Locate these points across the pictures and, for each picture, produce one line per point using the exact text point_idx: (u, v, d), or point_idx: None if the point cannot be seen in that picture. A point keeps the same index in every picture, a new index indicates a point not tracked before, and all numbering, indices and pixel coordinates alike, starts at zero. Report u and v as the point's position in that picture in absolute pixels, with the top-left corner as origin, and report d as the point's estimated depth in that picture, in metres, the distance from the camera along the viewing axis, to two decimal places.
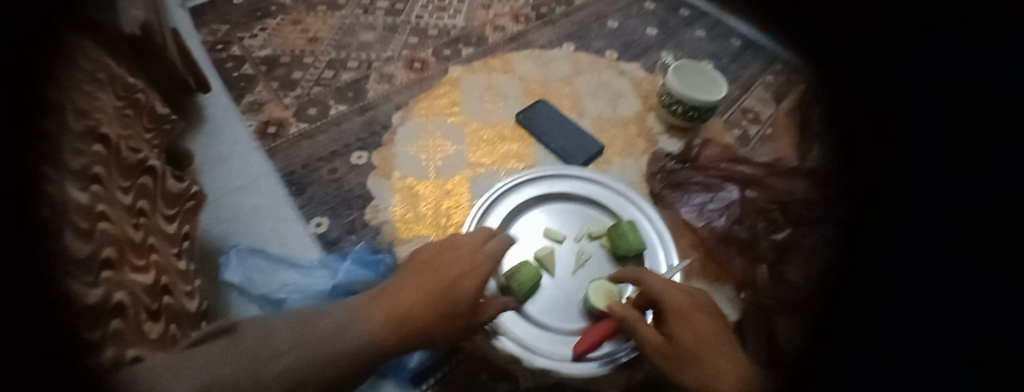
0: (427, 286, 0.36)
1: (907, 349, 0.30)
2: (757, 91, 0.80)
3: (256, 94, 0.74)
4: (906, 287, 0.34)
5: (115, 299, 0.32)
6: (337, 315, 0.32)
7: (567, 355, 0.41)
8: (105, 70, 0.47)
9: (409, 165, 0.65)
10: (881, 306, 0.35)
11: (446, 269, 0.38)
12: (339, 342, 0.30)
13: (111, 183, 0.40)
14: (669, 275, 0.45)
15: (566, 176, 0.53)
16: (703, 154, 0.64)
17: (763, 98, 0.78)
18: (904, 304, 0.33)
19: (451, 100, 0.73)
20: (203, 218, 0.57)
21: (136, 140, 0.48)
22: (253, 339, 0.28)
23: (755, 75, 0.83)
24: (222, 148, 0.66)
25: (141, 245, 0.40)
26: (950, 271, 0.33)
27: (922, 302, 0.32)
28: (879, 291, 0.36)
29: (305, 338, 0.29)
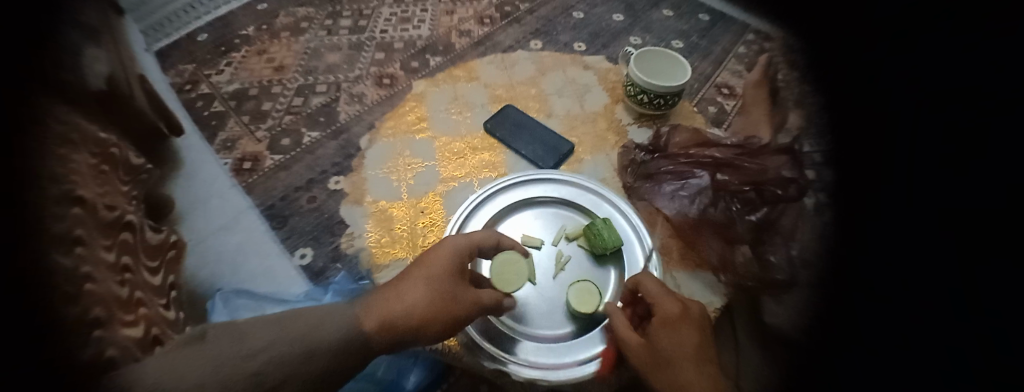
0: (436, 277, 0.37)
1: (901, 351, 0.23)
2: (730, 64, 0.81)
3: (229, 131, 0.74)
4: (899, 268, 0.26)
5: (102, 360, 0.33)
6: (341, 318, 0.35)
7: (558, 362, 0.41)
8: (78, 131, 0.49)
9: (381, 188, 0.65)
10: (879, 302, 0.26)
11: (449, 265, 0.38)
12: (326, 334, 0.33)
13: (93, 242, 0.42)
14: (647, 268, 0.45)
15: (539, 181, 0.53)
16: (673, 141, 0.63)
17: (736, 71, 0.80)
18: (907, 298, 0.24)
19: (418, 116, 0.73)
20: (189, 264, 0.56)
21: (113, 195, 0.49)
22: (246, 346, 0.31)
23: (726, 49, 0.84)
24: (200, 188, 0.64)
25: (127, 300, 0.43)
26: (932, 242, 0.24)
27: (917, 295, 0.24)
28: (870, 286, 0.28)
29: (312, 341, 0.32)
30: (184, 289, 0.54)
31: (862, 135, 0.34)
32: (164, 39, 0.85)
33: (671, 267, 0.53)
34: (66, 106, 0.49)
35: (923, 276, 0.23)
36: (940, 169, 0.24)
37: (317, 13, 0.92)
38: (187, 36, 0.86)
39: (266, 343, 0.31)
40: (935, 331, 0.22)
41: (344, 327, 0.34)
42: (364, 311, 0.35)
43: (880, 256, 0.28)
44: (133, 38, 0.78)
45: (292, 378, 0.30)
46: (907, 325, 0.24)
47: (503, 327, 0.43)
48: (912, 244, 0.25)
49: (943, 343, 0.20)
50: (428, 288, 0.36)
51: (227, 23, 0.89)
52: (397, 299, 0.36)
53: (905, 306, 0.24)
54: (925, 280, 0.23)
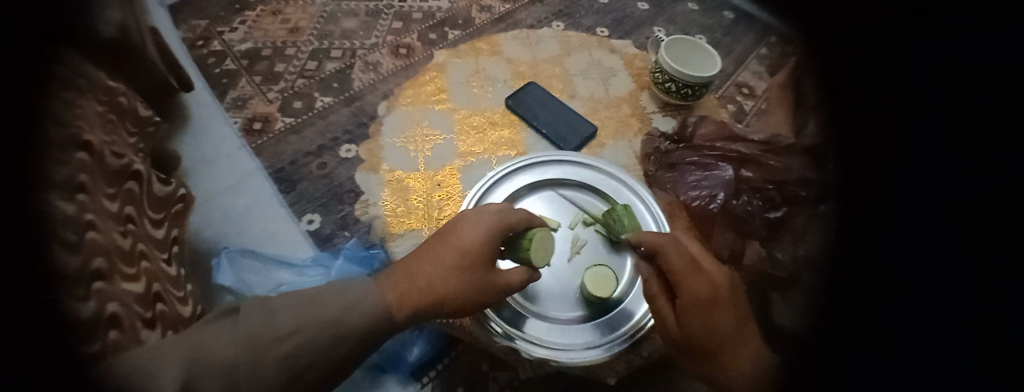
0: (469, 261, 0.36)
1: (903, 337, 0.24)
2: (751, 65, 0.80)
3: (239, 90, 0.72)
4: (895, 259, 0.27)
5: (107, 312, 0.33)
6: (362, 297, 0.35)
7: (570, 346, 0.41)
8: (84, 76, 0.46)
9: (397, 157, 0.64)
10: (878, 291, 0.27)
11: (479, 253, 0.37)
12: (348, 320, 0.33)
13: (97, 189, 0.40)
14: None
15: (560, 162, 0.52)
16: (699, 132, 0.61)
17: (758, 72, 0.78)
18: (904, 282, 0.25)
19: (437, 87, 0.71)
20: (195, 221, 0.56)
21: (120, 146, 0.47)
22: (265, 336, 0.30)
23: (749, 48, 0.82)
24: (207, 147, 0.64)
25: (130, 252, 0.40)
26: (943, 237, 0.24)
27: (918, 275, 0.25)
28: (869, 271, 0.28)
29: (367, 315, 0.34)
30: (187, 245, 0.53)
31: (872, 138, 0.36)
32: None
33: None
34: (76, 53, 0.46)
35: (922, 257, 0.25)
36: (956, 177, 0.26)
37: None
38: None
39: (296, 326, 0.31)
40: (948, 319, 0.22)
41: (369, 313, 0.34)
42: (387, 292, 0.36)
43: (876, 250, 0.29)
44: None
45: (318, 363, 0.31)
46: (916, 316, 0.24)
47: (516, 305, 0.43)
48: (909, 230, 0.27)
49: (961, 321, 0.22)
50: (461, 279, 0.35)
51: None
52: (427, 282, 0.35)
53: (906, 291, 0.25)
54: (925, 260, 0.25)
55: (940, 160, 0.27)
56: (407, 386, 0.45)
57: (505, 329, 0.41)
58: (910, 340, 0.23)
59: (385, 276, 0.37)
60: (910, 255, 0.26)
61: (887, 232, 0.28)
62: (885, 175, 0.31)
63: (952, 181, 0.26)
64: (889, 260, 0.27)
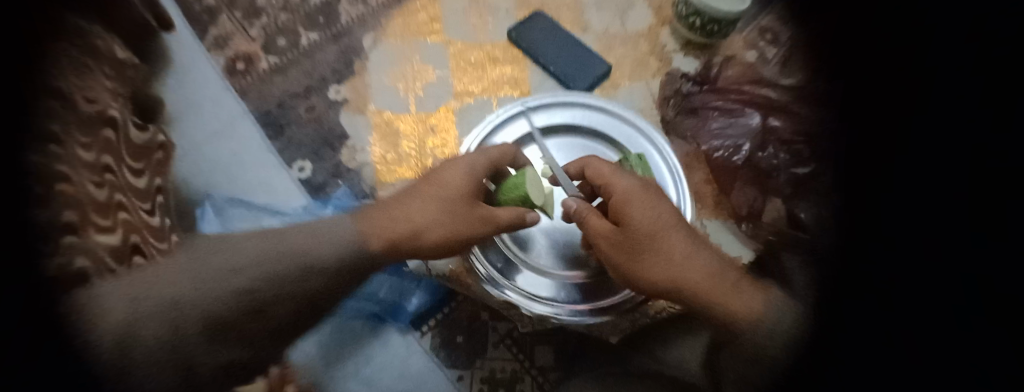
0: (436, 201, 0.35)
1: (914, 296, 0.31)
2: None
3: (220, 28, 0.64)
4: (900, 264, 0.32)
5: (74, 269, 0.29)
6: (332, 233, 0.37)
7: (569, 305, 0.40)
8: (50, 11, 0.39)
9: (387, 99, 0.60)
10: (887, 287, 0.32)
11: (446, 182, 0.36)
12: (313, 256, 0.35)
13: (68, 137, 0.35)
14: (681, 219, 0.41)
15: (566, 105, 0.46)
16: (724, 74, 0.53)
17: None
18: (910, 244, 0.32)
19: (430, 16, 0.63)
20: (180, 171, 0.49)
21: (91, 87, 0.40)
22: (208, 270, 0.32)
23: None
24: (191, 90, 0.55)
25: (108, 202, 0.35)
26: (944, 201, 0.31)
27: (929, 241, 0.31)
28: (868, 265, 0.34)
29: (337, 247, 0.36)
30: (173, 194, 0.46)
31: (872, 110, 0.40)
32: None
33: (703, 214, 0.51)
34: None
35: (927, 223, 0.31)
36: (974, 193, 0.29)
37: None
38: None
39: (250, 262, 0.33)
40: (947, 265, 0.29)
41: (338, 248, 0.36)
42: (359, 226, 0.37)
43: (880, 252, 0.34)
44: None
45: (280, 295, 0.34)
46: (920, 262, 0.31)
47: (514, 260, 0.42)
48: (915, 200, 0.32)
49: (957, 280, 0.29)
50: (437, 210, 0.35)
51: None
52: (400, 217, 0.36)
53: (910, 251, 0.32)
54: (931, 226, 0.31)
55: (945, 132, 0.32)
56: (407, 334, 0.45)
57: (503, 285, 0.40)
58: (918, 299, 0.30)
59: (356, 215, 0.39)
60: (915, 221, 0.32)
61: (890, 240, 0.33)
62: (884, 152, 0.37)
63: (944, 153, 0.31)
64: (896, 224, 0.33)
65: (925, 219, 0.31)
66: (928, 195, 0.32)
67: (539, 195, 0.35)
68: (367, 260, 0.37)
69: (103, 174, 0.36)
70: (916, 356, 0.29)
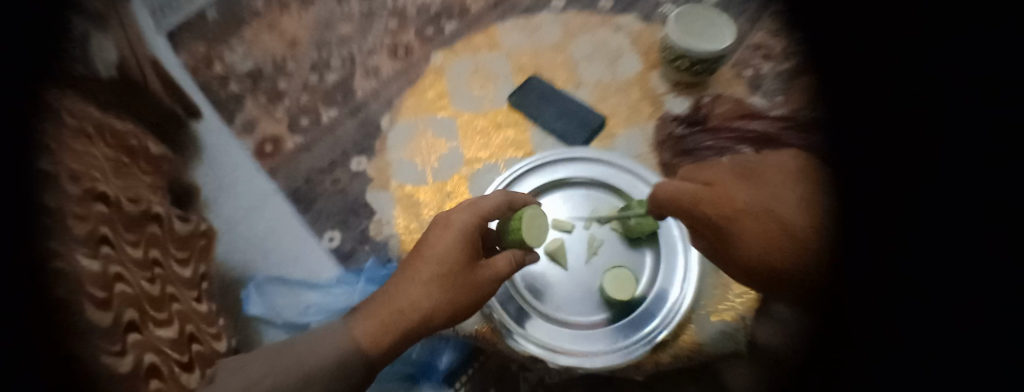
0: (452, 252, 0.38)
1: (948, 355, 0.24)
2: None
3: (247, 113, 0.72)
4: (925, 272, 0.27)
5: (146, 363, 0.30)
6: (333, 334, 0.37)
7: (596, 348, 0.42)
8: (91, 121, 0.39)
9: (406, 171, 0.66)
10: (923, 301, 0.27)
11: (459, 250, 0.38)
12: (308, 363, 0.34)
13: (168, 218, 0.45)
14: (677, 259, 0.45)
15: (569, 160, 0.50)
16: (714, 114, 0.58)
17: None
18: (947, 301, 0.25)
19: (439, 91, 0.71)
20: (220, 249, 0.51)
21: (137, 188, 0.41)
22: (287, 357, 0.35)
23: None
24: (222, 170, 0.59)
25: (191, 278, 0.45)
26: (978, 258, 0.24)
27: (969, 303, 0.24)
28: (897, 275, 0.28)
29: (336, 345, 0.35)
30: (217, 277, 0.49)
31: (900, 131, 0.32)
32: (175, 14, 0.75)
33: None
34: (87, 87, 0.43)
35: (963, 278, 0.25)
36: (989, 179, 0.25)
37: None
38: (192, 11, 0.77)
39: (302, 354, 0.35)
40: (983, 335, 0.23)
41: (336, 344, 0.36)
42: (359, 325, 0.36)
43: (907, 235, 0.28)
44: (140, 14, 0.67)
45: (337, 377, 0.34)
46: (952, 331, 0.25)
47: (534, 312, 0.44)
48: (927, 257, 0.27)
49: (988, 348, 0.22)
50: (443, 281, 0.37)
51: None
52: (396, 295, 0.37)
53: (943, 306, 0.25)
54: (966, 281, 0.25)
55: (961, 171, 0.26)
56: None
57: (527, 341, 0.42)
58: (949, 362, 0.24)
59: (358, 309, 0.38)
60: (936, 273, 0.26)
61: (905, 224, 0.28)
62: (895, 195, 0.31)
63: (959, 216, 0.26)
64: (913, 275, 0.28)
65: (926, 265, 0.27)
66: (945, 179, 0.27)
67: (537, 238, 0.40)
68: (365, 365, 0.36)
69: (186, 250, 0.45)
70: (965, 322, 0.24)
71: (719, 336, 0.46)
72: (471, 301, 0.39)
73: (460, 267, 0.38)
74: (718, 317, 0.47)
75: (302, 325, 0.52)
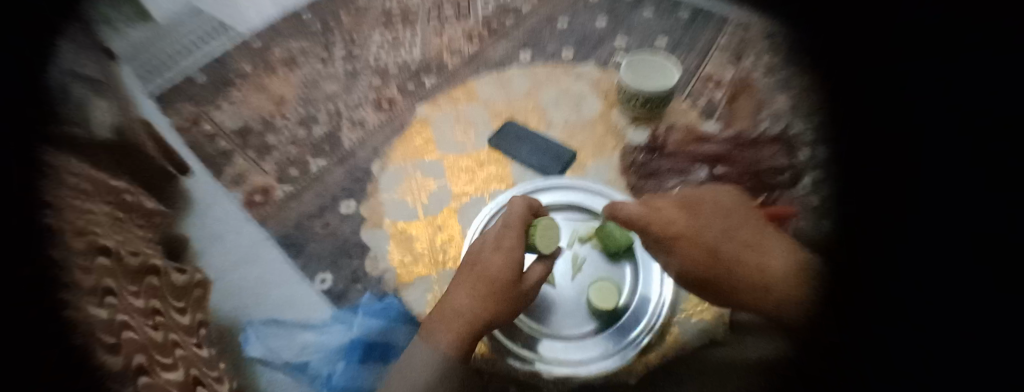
0: (486, 286, 0.41)
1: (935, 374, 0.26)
2: (715, 57, 0.83)
3: (236, 167, 0.75)
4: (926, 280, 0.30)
5: None
6: (418, 352, 0.41)
7: (590, 356, 0.47)
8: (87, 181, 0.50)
9: (398, 210, 0.69)
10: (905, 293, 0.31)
11: (494, 276, 0.41)
12: (421, 375, 0.39)
13: (166, 268, 0.52)
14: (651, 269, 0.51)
15: (547, 190, 0.56)
16: (670, 140, 0.67)
17: (724, 62, 0.83)
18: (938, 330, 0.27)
19: (425, 138, 0.77)
20: (213, 300, 0.55)
21: (133, 243, 0.50)
22: (409, 378, 0.40)
23: (710, 40, 0.85)
24: (215, 224, 0.63)
25: (189, 325, 0.50)
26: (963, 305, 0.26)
27: (963, 331, 0.26)
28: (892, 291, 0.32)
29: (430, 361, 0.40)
30: (214, 325, 0.54)
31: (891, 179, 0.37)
32: (158, 78, 0.79)
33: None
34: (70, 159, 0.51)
35: (969, 312, 0.26)
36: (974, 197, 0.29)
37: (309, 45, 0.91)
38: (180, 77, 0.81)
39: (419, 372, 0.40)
40: (972, 353, 0.25)
41: (427, 365, 0.40)
42: (431, 348, 0.41)
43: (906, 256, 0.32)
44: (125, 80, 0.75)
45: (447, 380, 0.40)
46: (943, 346, 0.27)
47: (531, 330, 0.48)
48: (948, 298, 0.28)
49: (976, 363, 0.24)
50: (486, 303, 0.41)
51: (221, 59, 0.85)
52: (464, 295, 0.42)
53: (938, 333, 0.27)
54: (971, 314, 0.26)
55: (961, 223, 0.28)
56: None
57: (525, 356, 0.47)
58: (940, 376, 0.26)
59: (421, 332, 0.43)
60: (949, 308, 0.27)
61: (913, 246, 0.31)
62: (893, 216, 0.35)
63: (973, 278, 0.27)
64: (922, 310, 0.29)
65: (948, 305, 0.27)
66: (947, 195, 0.30)
67: (546, 245, 0.46)
68: (460, 365, 0.41)
69: (183, 299, 0.52)
70: (970, 333, 0.26)
71: (698, 335, 0.50)
72: (519, 305, 0.44)
73: (508, 282, 0.42)
74: (699, 317, 0.51)
75: (304, 365, 0.54)
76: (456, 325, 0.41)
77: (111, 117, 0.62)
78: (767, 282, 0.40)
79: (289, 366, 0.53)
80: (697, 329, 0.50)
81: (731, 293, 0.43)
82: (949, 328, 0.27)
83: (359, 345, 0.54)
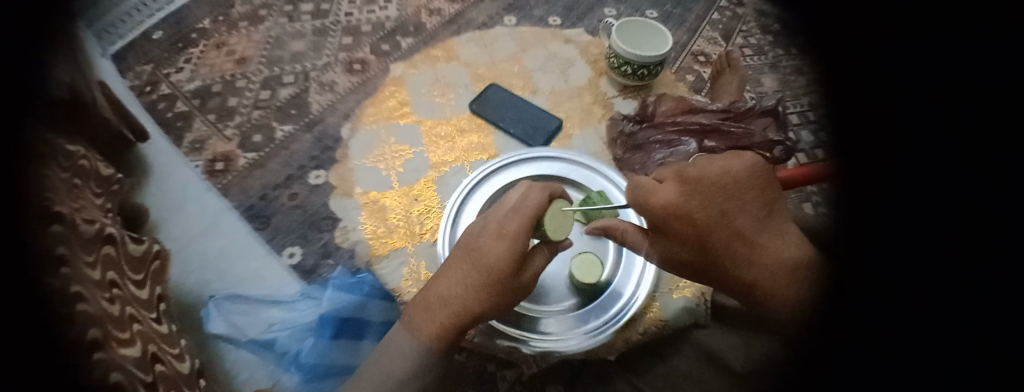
0: (485, 279, 0.38)
1: (910, 353, 0.24)
2: (704, 32, 0.86)
3: (196, 132, 0.68)
4: (901, 278, 0.27)
5: (111, 381, 0.32)
6: (403, 340, 0.39)
7: (575, 331, 0.46)
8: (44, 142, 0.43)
9: (370, 178, 0.65)
10: (879, 298, 0.27)
11: (498, 268, 0.38)
12: (400, 367, 0.37)
13: (122, 239, 0.47)
14: None
15: (530, 160, 0.54)
16: (659, 110, 0.63)
17: (712, 39, 0.85)
18: (904, 290, 0.26)
19: (400, 101, 0.73)
20: (173, 272, 0.53)
21: (88, 210, 0.44)
22: (391, 366, 0.38)
23: (700, 16, 0.88)
24: (173, 193, 0.59)
25: (148, 299, 0.46)
26: (932, 254, 0.25)
27: (919, 286, 0.25)
28: (875, 285, 0.28)
29: (415, 350, 0.38)
30: (173, 300, 0.51)
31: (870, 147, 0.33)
32: (118, 39, 0.74)
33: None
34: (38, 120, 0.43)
35: (922, 267, 0.26)
36: (952, 177, 0.25)
37: None
38: (140, 35, 0.74)
39: (401, 360, 0.38)
40: (947, 319, 0.23)
41: (411, 356, 0.38)
42: (419, 334, 0.39)
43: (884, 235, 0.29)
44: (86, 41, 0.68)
45: (429, 368, 0.39)
46: (918, 317, 0.25)
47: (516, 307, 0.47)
48: (907, 264, 0.27)
49: (949, 340, 0.22)
50: (486, 296, 0.38)
51: (181, 15, 0.78)
52: (458, 280, 0.40)
53: (910, 303, 0.25)
54: (926, 270, 0.25)
55: (938, 173, 0.26)
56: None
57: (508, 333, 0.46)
58: (906, 349, 0.24)
59: (410, 317, 0.40)
60: (909, 265, 0.26)
61: (888, 226, 0.28)
62: (880, 177, 0.31)
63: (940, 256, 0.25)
64: (889, 270, 0.28)
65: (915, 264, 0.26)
66: (920, 182, 0.27)
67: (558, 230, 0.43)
68: (444, 355, 0.39)
69: (141, 272, 0.47)
70: (928, 308, 0.24)
71: (681, 311, 0.49)
72: (514, 296, 0.41)
73: (509, 275, 0.39)
74: (681, 294, 0.50)
75: (269, 343, 0.50)
76: (440, 316, 0.39)
77: (70, 66, 0.52)
78: (759, 280, 0.34)
79: (255, 344, 0.50)
80: (681, 305, 0.49)
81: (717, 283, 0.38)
82: (914, 313, 0.25)
83: (330, 322, 0.50)
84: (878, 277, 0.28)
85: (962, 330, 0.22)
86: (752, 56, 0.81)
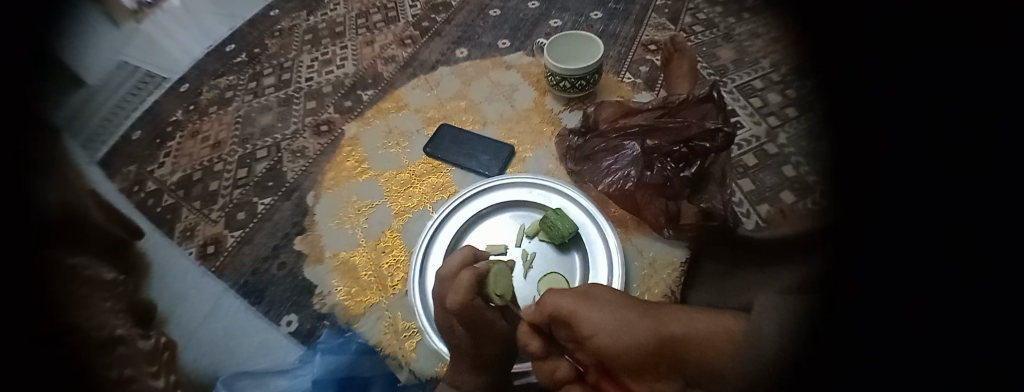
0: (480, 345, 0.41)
1: (900, 362, 0.25)
2: (652, 19, 0.86)
3: (185, 221, 0.70)
4: (886, 282, 0.28)
5: None
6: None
7: None
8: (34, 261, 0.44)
9: (338, 240, 0.68)
10: (873, 310, 0.28)
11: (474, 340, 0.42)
12: None
13: (132, 337, 0.49)
14: (597, 241, 0.51)
15: (488, 190, 0.55)
16: (600, 117, 0.67)
17: (659, 24, 0.85)
18: (892, 302, 0.27)
19: (357, 159, 0.76)
20: (189, 356, 0.52)
21: (97, 316, 0.47)
22: None
23: (645, 4, 0.88)
24: (176, 283, 0.59)
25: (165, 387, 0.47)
26: (926, 258, 0.26)
27: (908, 301, 0.26)
28: (863, 297, 0.29)
29: None
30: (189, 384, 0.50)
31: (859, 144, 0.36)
32: (102, 145, 0.73)
33: (631, 236, 0.61)
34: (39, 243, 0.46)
35: (913, 280, 0.26)
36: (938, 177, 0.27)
37: (239, 79, 0.89)
38: (119, 137, 0.76)
39: None
40: (938, 333, 0.24)
41: None
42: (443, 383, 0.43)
43: (870, 234, 0.31)
44: (71, 151, 0.67)
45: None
46: (908, 332, 0.26)
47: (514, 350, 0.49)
48: (898, 260, 0.28)
49: (960, 338, 0.23)
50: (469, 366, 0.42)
51: (154, 111, 0.81)
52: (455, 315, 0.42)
53: (898, 312, 0.27)
54: (917, 284, 0.26)
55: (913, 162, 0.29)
56: None
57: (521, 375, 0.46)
58: (900, 359, 0.25)
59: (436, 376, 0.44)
60: (900, 277, 0.27)
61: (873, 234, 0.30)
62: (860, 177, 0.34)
63: (915, 261, 0.27)
64: (874, 277, 0.29)
65: (907, 274, 0.27)
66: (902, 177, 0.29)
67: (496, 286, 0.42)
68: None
69: (155, 364, 0.48)
70: (919, 322, 0.26)
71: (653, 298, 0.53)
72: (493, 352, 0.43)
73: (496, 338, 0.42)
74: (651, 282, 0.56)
75: None
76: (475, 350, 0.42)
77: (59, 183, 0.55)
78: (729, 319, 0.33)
79: None
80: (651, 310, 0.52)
81: (658, 355, 0.32)
82: (903, 322, 0.26)
83: (328, 384, 0.52)
84: (865, 278, 0.30)
85: (961, 333, 0.23)
86: (702, 33, 0.81)
